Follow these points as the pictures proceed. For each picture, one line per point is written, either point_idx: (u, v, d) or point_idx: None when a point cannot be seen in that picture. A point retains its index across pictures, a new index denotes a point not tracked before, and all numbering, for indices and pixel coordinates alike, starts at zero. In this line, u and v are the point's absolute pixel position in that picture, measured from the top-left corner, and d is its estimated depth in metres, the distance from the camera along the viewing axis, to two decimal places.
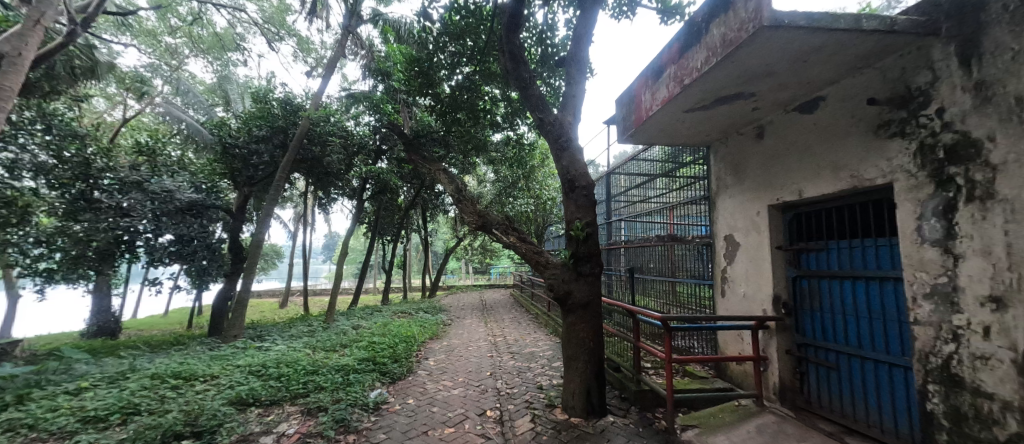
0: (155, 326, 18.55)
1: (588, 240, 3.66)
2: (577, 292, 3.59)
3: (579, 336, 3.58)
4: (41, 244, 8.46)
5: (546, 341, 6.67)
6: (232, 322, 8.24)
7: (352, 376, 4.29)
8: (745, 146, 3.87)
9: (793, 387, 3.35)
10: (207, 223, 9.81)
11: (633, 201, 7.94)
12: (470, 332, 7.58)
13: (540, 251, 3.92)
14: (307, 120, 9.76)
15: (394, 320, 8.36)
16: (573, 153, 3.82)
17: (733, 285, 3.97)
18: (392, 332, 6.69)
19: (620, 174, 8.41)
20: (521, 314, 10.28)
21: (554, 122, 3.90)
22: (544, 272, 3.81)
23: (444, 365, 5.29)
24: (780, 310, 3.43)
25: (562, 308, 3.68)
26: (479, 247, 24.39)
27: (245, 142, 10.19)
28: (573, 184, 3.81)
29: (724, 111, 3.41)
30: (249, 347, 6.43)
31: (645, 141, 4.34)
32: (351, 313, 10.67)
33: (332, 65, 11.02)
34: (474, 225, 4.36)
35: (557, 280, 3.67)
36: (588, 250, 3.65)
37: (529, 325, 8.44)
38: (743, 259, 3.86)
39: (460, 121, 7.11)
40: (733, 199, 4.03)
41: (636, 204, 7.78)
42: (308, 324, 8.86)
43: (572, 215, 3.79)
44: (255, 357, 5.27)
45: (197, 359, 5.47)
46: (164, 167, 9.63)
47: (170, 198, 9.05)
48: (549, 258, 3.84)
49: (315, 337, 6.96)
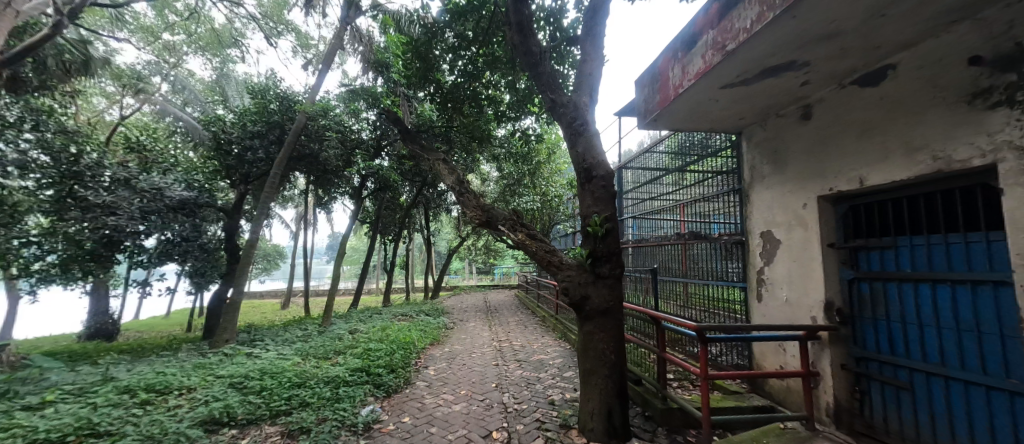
0: (155, 328, 18.29)
1: (607, 237, 3.19)
2: (594, 296, 3.13)
3: (598, 348, 3.10)
4: (32, 245, 8.08)
5: (555, 347, 6.18)
6: (224, 326, 7.84)
7: (342, 391, 3.84)
8: (787, 129, 3.38)
9: (850, 408, 2.87)
10: (199, 222, 9.51)
11: (645, 197, 7.45)
12: (473, 337, 7.11)
13: (552, 250, 3.44)
14: (303, 115, 9.37)
15: (394, 324, 7.92)
16: (590, 138, 3.35)
17: (773, 288, 3.48)
18: (390, 338, 6.25)
19: (630, 169, 7.93)
20: (527, 316, 9.82)
21: (568, 104, 3.43)
22: (557, 273, 3.34)
23: (445, 375, 4.84)
24: (833, 318, 2.94)
25: (579, 315, 3.21)
26: (483, 247, 23.99)
27: (240, 137, 9.80)
28: (589, 174, 3.34)
29: (767, 86, 2.93)
30: (238, 354, 6.03)
31: (668, 126, 3.88)
32: (350, 315, 10.26)
33: (329, 58, 10.64)
34: (478, 222, 3.92)
35: (572, 283, 3.20)
36: (608, 249, 3.17)
37: (536, 329, 7.97)
38: (784, 259, 3.37)
39: (462, 112, 6.66)
40: (771, 191, 3.55)
41: (648, 201, 7.30)
42: (304, 328, 8.45)
43: (588, 209, 3.33)
44: (240, 366, 4.85)
45: (179, 368, 5.06)
46: (155, 165, 9.33)
47: (160, 196, 8.65)
48: (563, 258, 3.36)
49: (308, 343, 6.53)
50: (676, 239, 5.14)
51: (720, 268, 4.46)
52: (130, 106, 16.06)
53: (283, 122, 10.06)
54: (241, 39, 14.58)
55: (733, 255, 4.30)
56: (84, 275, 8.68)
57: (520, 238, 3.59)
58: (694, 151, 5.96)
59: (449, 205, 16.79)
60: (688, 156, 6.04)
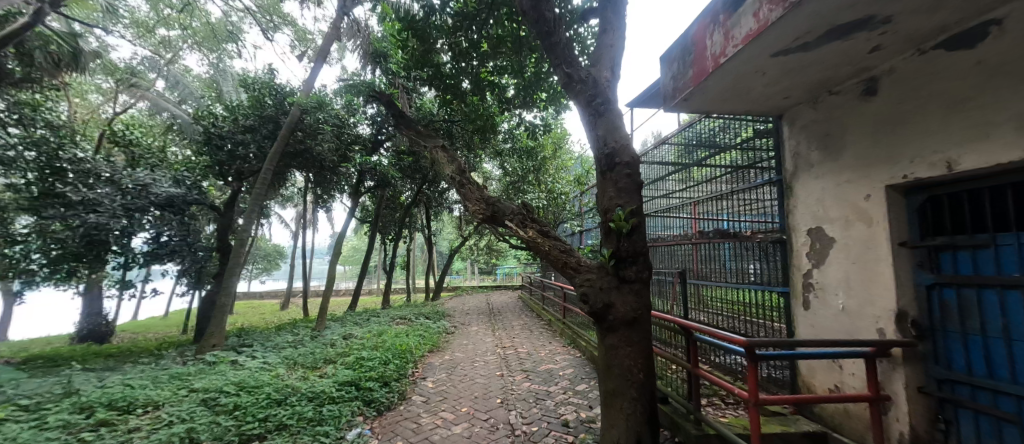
0: (148, 329, 17.82)
1: (633, 234, 2.72)
2: (619, 304, 2.65)
3: (623, 364, 2.62)
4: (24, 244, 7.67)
5: (565, 356, 5.69)
6: (211, 331, 7.35)
7: (326, 410, 3.37)
8: (843, 108, 2.89)
9: (933, 440, 2.37)
10: (187, 219, 9.12)
11: (658, 194, 6.95)
12: (476, 344, 6.62)
13: (568, 250, 2.96)
14: (298, 108, 8.91)
15: (390, 328, 7.44)
16: (612, 119, 2.88)
17: (826, 294, 2.98)
18: (385, 344, 5.77)
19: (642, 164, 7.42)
20: (532, 319, 9.33)
21: (586, 79, 2.95)
22: (572, 276, 2.87)
23: (445, 389, 4.36)
24: (908, 331, 2.45)
25: (599, 326, 2.75)
26: (484, 247, 23.51)
27: (231, 132, 9.36)
28: (611, 161, 2.86)
29: (828, 53, 2.44)
30: (221, 362, 5.55)
31: (699, 109, 3.41)
32: (346, 318, 9.79)
33: (325, 50, 10.19)
34: (482, 218, 3.47)
35: (592, 288, 2.72)
36: (635, 249, 2.71)
37: (543, 334, 7.45)
38: (841, 260, 2.87)
39: (463, 100, 6.18)
40: (821, 182, 3.05)
41: (662, 197, 6.81)
42: (295, 332, 7.98)
43: (610, 201, 2.85)
44: (218, 377, 4.39)
45: (152, 379, 4.59)
46: (143, 161, 8.90)
47: (145, 192, 8.16)
48: (582, 259, 2.88)
49: (298, 350, 6.05)
50: (702, 238, 4.70)
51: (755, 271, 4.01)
52: (125, 103, 15.69)
53: (278, 116, 9.63)
54: (238, 33, 14.15)
55: (769, 256, 3.83)
56: (66, 276, 8.23)
57: (531, 235, 3.11)
58: (712, 142, 5.45)
59: (451, 203, 16.31)
60: (706, 147, 5.53)
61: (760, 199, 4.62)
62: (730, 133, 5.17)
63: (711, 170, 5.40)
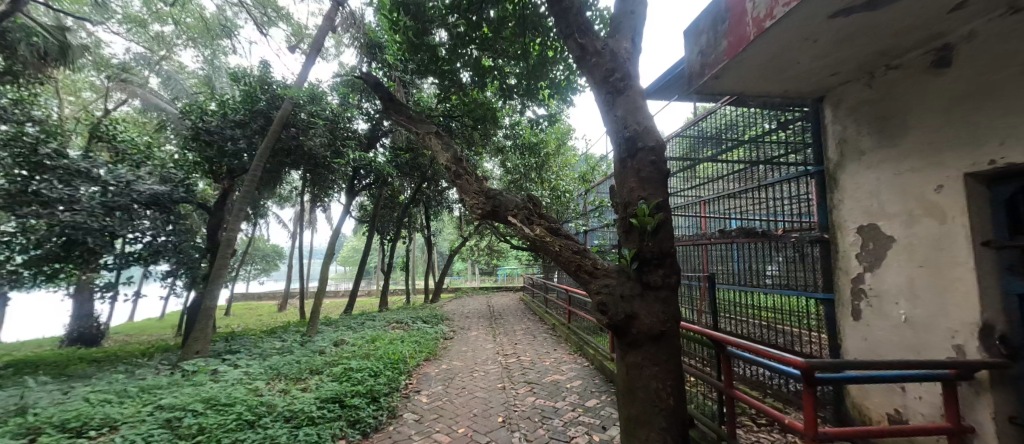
0: (141, 331, 17.39)
1: (658, 233, 2.31)
2: (643, 315, 2.23)
3: (649, 387, 2.20)
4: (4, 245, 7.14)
5: (571, 366, 5.25)
6: (195, 336, 6.93)
7: (302, 434, 2.95)
8: (905, 84, 2.46)
9: None
10: (173, 217, 8.76)
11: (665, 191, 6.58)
12: (475, 351, 6.20)
13: (582, 251, 2.53)
14: (290, 101, 8.51)
15: (386, 333, 7.02)
16: (634, 97, 2.46)
17: (883, 302, 2.56)
18: (377, 352, 5.34)
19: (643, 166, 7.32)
20: (535, 323, 8.90)
21: (603, 51, 2.54)
22: (587, 280, 2.44)
23: (440, 404, 3.95)
24: (995, 351, 2.00)
25: (619, 340, 2.33)
26: (485, 247, 23.08)
27: (219, 127, 8.93)
28: (632, 146, 2.43)
29: (894, 14, 2.02)
30: (200, 372, 5.12)
31: (730, 90, 2.99)
32: (340, 321, 9.37)
33: (319, 44, 9.78)
34: (481, 214, 3.06)
35: (612, 296, 2.27)
36: (660, 250, 2.30)
37: (547, 340, 7.02)
38: (902, 262, 2.45)
39: (462, 89, 5.73)
40: (877, 171, 2.62)
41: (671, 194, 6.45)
42: (286, 337, 7.57)
43: (632, 193, 2.43)
44: (191, 392, 3.97)
45: (119, 393, 4.17)
46: (128, 158, 8.48)
47: (127, 190, 7.72)
48: (598, 261, 2.46)
49: (284, 358, 5.63)
50: (724, 237, 4.31)
51: (790, 274, 3.59)
52: (118, 100, 15.32)
53: (271, 111, 9.22)
54: (233, 28, 13.76)
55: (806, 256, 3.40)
56: (45, 278, 7.84)
57: (538, 233, 2.69)
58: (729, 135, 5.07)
59: (450, 203, 15.89)
60: (716, 144, 5.18)
61: (781, 197, 4.21)
62: (743, 126, 4.81)
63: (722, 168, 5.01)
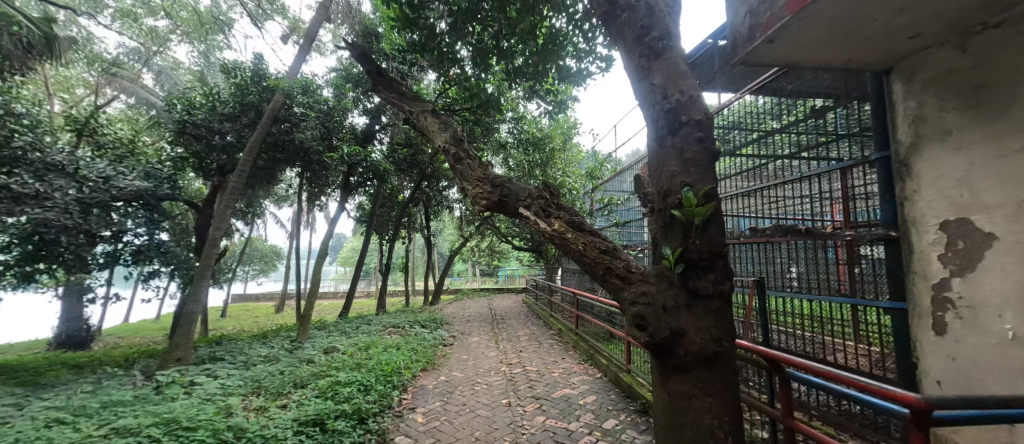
0: (133, 334, 16.93)
1: (707, 227, 1.85)
2: (692, 331, 1.75)
3: (703, 424, 1.72)
4: None
5: (582, 378, 4.76)
6: (176, 342, 6.46)
7: None
8: (1007, 46, 1.98)
9: None
10: (158, 215, 8.27)
11: None
12: (476, 359, 5.72)
13: (611, 250, 2.06)
14: (281, 92, 8.04)
15: (381, 339, 6.55)
16: (676, 61, 2.01)
17: (977, 314, 2.08)
18: (370, 362, 4.84)
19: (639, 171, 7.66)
20: (539, 328, 8.43)
21: (636, 4, 2.11)
22: (618, 287, 1.97)
23: (437, 425, 3.47)
24: None
25: (659, 362, 1.86)
26: (486, 248, 22.55)
27: (207, 120, 8.46)
28: (673, 121, 1.97)
29: None
30: (175, 385, 4.64)
31: (782, 60, 2.53)
32: (333, 326, 8.88)
33: (314, 33, 9.30)
34: (486, 205, 2.58)
35: (652, 308, 1.80)
36: (710, 250, 1.83)
37: (553, 346, 6.55)
38: (1005, 265, 1.97)
39: (463, 74, 5.24)
40: (967, 154, 2.14)
41: None
42: (275, 343, 7.10)
43: (673, 179, 1.95)
44: (157, 409, 3.49)
45: (76, 411, 3.68)
46: (112, 152, 7.99)
47: (108, 186, 7.17)
48: (632, 262, 1.99)
49: (269, 368, 5.16)
50: (758, 236, 3.82)
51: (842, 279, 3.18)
52: (111, 96, 14.90)
53: (262, 105, 8.74)
54: (227, 20, 13.31)
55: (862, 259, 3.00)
56: (21, 279, 7.39)
57: (557, 228, 2.22)
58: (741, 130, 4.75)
59: (451, 201, 15.41)
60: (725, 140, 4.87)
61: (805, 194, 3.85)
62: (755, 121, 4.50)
63: (732, 166, 4.68)
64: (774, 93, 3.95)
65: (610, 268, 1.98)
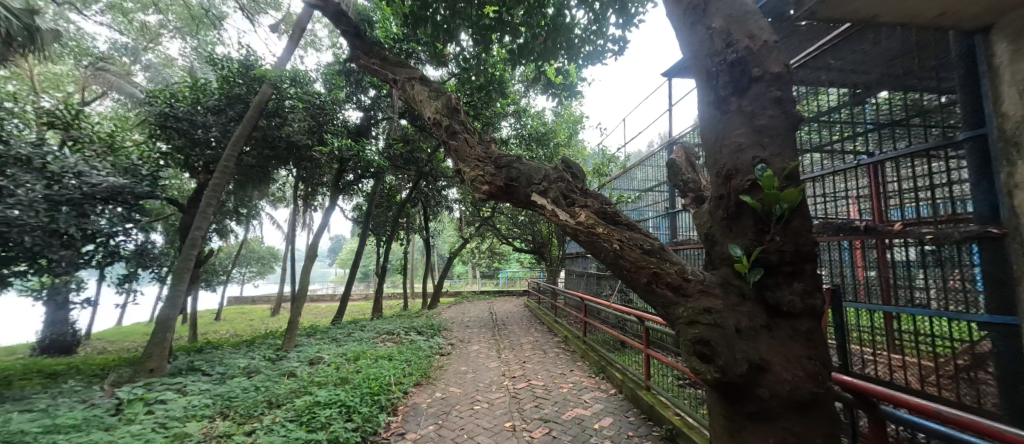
0: (122, 339, 16.32)
1: (792, 218, 1.35)
2: (781, 364, 1.25)
3: None
4: None
5: (594, 395, 4.24)
6: (150, 352, 5.93)
7: None
8: None
9: None
10: (136, 215, 7.73)
11: None
12: (476, 372, 5.20)
13: (655, 250, 1.58)
14: (268, 83, 7.55)
15: (374, 349, 6.02)
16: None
17: None
18: (356, 377, 4.31)
19: (649, 166, 7.16)
20: (543, 335, 7.91)
21: None
22: (666, 299, 1.49)
23: None
24: None
25: (729, 405, 1.36)
26: (487, 250, 21.97)
27: (189, 113, 7.95)
28: (741, 79, 1.47)
29: None
30: (137, 403, 4.11)
31: (857, 14, 2.13)
32: (325, 332, 8.34)
33: (304, 23, 8.81)
34: (488, 192, 2.10)
35: (721, 331, 1.30)
36: (795, 251, 1.33)
37: (559, 356, 6.02)
38: None
39: (463, 57, 4.73)
40: None
41: None
42: (258, 352, 6.55)
43: (739, 158, 1.46)
44: (102, 437, 2.97)
45: (9, 438, 3.16)
46: (87, 148, 7.47)
47: (79, 182, 6.65)
48: (686, 267, 1.49)
49: (245, 382, 4.62)
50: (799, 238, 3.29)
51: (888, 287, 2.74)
52: (100, 93, 14.36)
53: (250, 98, 8.28)
54: (219, 14, 12.78)
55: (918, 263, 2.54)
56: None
57: (584, 221, 1.75)
58: None
59: (450, 201, 14.89)
60: None
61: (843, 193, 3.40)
62: None
63: None
64: (818, 76, 3.45)
65: (656, 273, 1.49)
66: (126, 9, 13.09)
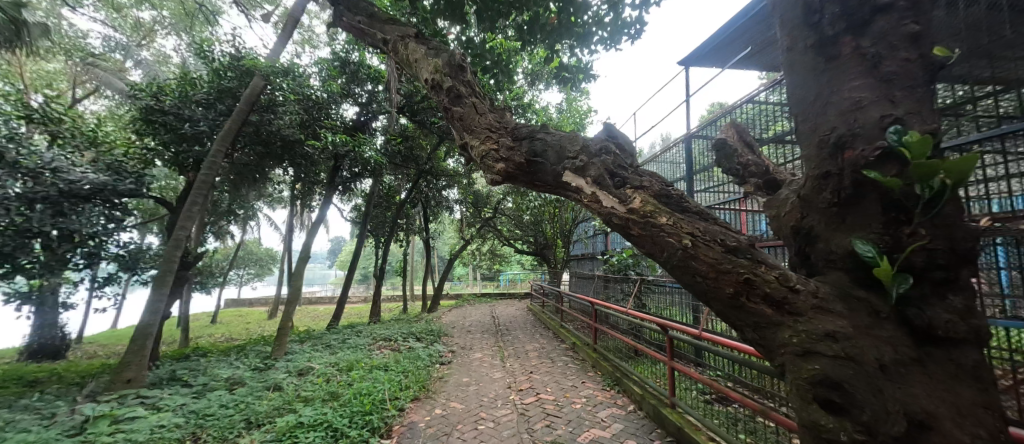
0: (113, 343, 15.81)
1: (945, 203, 1.02)
2: (947, 417, 0.94)
3: None
4: None
5: (611, 412, 3.82)
6: (127, 361, 5.49)
7: None
8: None
9: None
10: (118, 215, 7.28)
11: (712, 183, 5.18)
12: (479, 384, 4.76)
13: (738, 249, 1.38)
14: (260, 75, 7.20)
15: (370, 357, 5.59)
16: None
17: None
18: (346, 393, 3.86)
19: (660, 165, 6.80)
20: (550, 340, 7.53)
21: None
22: (762, 316, 1.26)
23: None
24: None
25: None
26: (489, 252, 21.61)
27: (176, 107, 7.54)
28: (857, 8, 1.23)
29: None
30: (103, 420, 3.67)
31: None
32: (320, 338, 7.90)
33: (298, 14, 8.43)
34: (512, 172, 2.00)
35: (853, 366, 1.06)
36: (952, 249, 1.01)
37: (568, 366, 5.59)
38: None
39: (465, 41, 4.36)
40: None
41: (716, 187, 5.09)
42: (245, 361, 6.10)
43: (858, 97, 1.16)
44: None
45: None
46: (68, 143, 7.08)
47: (56, 179, 6.23)
48: (789, 274, 1.26)
49: (226, 396, 4.21)
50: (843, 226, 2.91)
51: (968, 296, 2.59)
52: (91, 91, 13.95)
53: (241, 92, 7.91)
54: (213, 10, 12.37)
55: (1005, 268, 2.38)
56: None
57: (639, 208, 1.63)
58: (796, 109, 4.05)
59: (450, 202, 14.48)
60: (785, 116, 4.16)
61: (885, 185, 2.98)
62: None
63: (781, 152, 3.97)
64: None
65: (746, 278, 1.28)
66: (118, 5, 12.70)
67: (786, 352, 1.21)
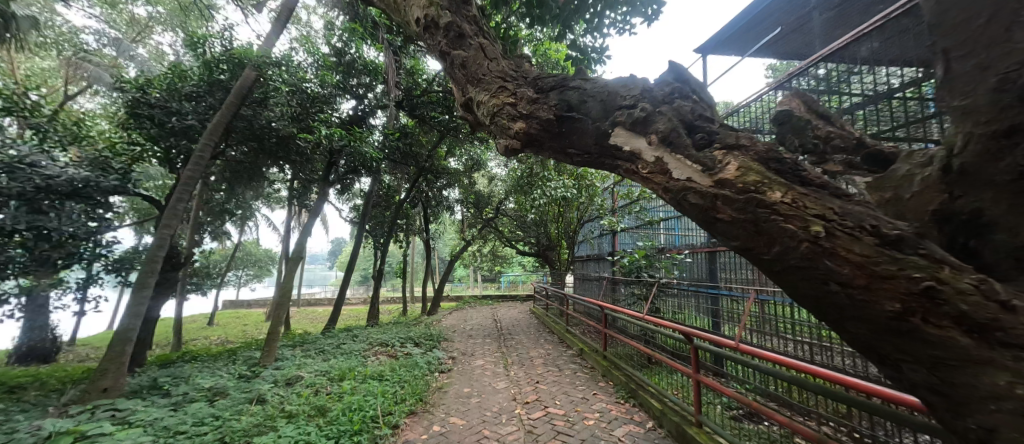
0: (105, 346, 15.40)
1: None
2: None
3: None
4: None
5: (629, 431, 3.43)
6: (103, 369, 5.12)
7: None
8: None
9: None
10: (101, 213, 6.93)
11: None
12: (482, 396, 4.38)
13: (895, 244, 1.08)
14: (252, 66, 6.88)
15: (365, 365, 5.21)
16: None
17: None
18: (335, 408, 3.48)
19: None
20: (556, 345, 7.17)
21: None
22: (953, 349, 0.91)
23: None
24: None
25: None
26: (490, 253, 21.19)
27: (164, 100, 7.20)
28: None
29: None
30: (64, 438, 3.27)
31: None
32: (313, 343, 7.50)
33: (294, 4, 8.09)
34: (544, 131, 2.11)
35: None
36: None
37: (577, 375, 5.20)
38: None
39: None
40: None
41: None
42: (231, 368, 5.72)
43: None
44: None
45: None
46: (49, 137, 6.73)
47: (33, 174, 5.87)
48: (992, 282, 0.94)
49: (204, 410, 3.82)
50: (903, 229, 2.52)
51: None
52: (84, 87, 13.56)
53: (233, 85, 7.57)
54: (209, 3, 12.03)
55: None
56: None
57: (744, 182, 1.39)
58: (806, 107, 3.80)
59: (451, 201, 14.09)
60: None
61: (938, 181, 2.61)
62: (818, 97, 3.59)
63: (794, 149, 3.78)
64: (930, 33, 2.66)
65: (926, 285, 0.96)
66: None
67: (1001, 411, 0.85)
